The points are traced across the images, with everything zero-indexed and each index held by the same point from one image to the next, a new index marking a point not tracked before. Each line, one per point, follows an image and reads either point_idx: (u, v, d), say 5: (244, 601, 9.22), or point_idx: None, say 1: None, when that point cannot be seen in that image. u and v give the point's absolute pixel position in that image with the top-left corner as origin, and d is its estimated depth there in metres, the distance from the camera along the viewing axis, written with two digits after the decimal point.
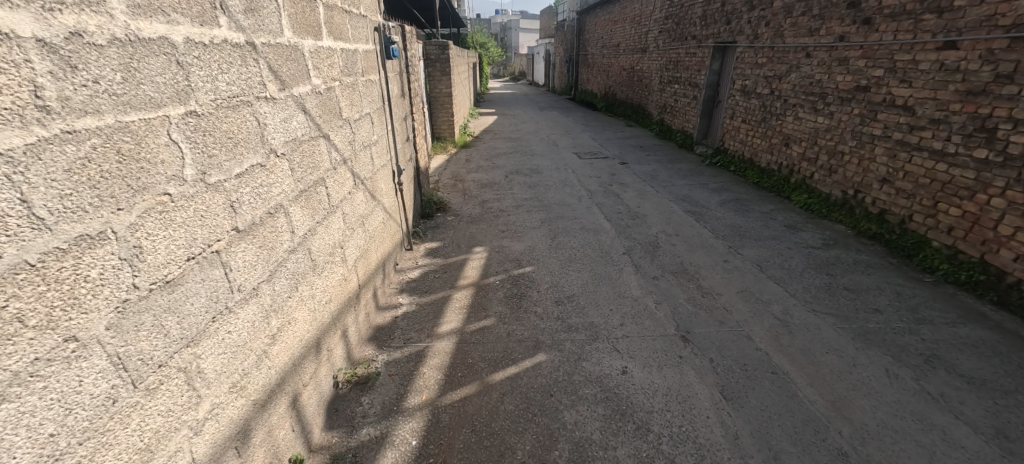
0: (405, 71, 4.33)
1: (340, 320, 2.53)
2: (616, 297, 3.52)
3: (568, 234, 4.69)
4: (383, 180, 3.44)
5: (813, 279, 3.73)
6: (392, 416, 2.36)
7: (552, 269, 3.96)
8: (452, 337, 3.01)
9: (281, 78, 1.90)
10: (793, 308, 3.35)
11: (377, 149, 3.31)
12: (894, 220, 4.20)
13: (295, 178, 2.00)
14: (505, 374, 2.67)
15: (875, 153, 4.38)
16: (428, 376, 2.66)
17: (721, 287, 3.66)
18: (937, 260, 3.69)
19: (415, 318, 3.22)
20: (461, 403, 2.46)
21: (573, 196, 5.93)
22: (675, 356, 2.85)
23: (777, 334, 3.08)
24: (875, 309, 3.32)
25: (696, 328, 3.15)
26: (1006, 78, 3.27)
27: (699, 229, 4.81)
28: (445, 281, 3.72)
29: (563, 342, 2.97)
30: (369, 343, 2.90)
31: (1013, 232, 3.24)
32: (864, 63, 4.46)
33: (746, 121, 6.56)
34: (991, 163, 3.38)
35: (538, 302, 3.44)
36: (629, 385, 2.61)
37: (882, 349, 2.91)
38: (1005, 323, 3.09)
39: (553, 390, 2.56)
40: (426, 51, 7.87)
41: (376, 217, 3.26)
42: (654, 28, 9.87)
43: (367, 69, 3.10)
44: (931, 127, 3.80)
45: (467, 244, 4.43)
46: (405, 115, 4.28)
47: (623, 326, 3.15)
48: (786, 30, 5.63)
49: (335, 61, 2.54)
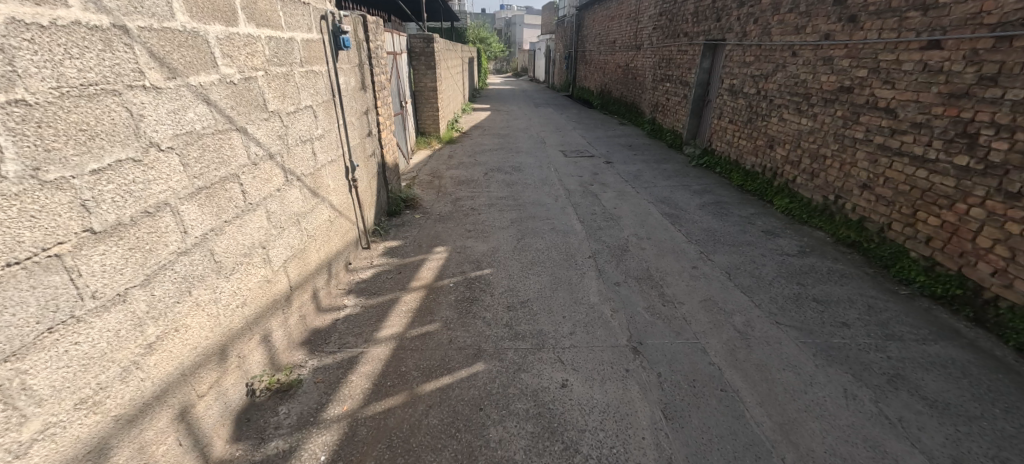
0: (368, 64, 4.17)
1: (260, 324, 2.39)
2: (572, 303, 3.36)
3: (536, 236, 4.53)
4: (330, 176, 3.29)
5: (782, 289, 3.55)
6: (305, 428, 2.23)
7: (512, 272, 3.80)
8: (390, 343, 2.87)
9: (169, 66, 1.76)
10: (755, 320, 3.18)
11: (322, 144, 3.16)
12: (873, 228, 4.00)
13: (189, 174, 1.87)
14: (437, 385, 2.53)
15: (857, 157, 4.18)
16: (355, 384, 2.52)
17: (685, 295, 3.48)
18: (914, 272, 3.50)
19: (356, 321, 3.08)
20: (383, 415, 2.32)
21: (549, 195, 5.76)
22: (621, 370, 2.69)
23: (733, 348, 2.91)
24: (842, 323, 3.14)
25: (649, 338, 2.98)
26: (989, 81, 3.07)
27: (673, 233, 4.62)
28: (397, 282, 3.58)
29: (505, 351, 2.82)
30: (301, 348, 2.76)
31: (991, 245, 3.05)
32: (848, 62, 4.26)
33: (732, 121, 6.35)
34: (971, 170, 3.18)
35: (488, 307, 3.28)
36: (565, 400, 2.45)
37: (842, 367, 2.74)
38: (979, 341, 2.91)
39: (483, 403, 2.41)
40: (410, 44, 7.70)
41: (318, 215, 3.11)
42: (648, 25, 9.64)
43: (309, 59, 2.95)
44: (913, 131, 3.60)
45: (429, 243, 4.28)
46: (367, 109, 4.12)
47: (573, 335, 2.99)
48: (773, 27, 5.41)
49: (260, 50, 2.40)
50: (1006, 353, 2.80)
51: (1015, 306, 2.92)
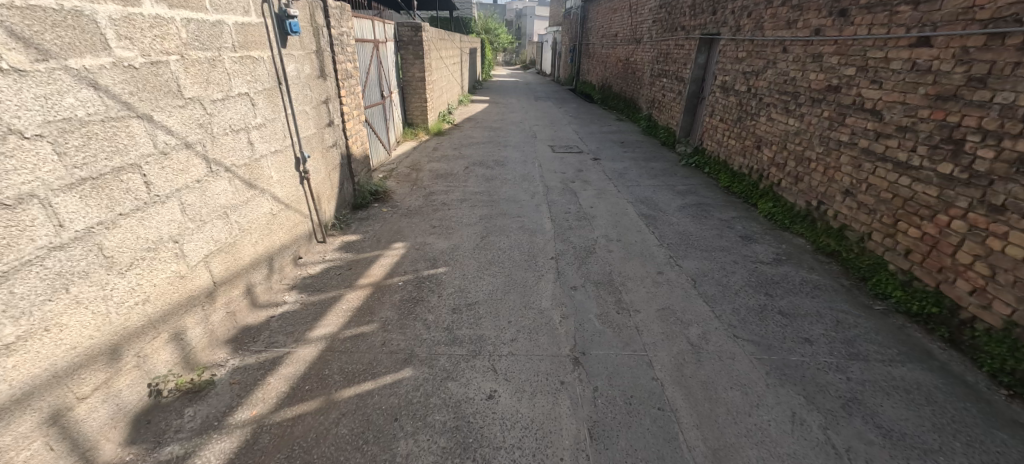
0: (330, 51, 4.02)
1: (169, 321, 2.29)
2: (521, 308, 3.20)
3: (501, 234, 4.37)
4: (273, 168, 3.16)
5: (748, 300, 3.35)
6: (207, 432, 2.13)
7: (467, 272, 3.65)
8: (319, 344, 2.75)
9: (39, 46, 1.64)
10: (712, 332, 2.99)
11: (263, 134, 3.03)
12: (853, 237, 3.77)
13: (67, 164, 1.76)
14: (356, 391, 2.41)
15: (841, 161, 3.93)
16: (272, 387, 2.41)
17: (642, 303, 3.30)
18: (891, 287, 3.28)
19: (291, 319, 2.96)
20: (292, 422, 2.21)
21: (526, 192, 5.58)
22: (555, 382, 2.53)
23: (682, 362, 2.72)
24: (805, 339, 2.94)
25: (594, 349, 2.81)
26: (978, 82, 2.81)
27: (646, 235, 4.43)
28: (345, 279, 3.45)
29: (437, 357, 2.69)
30: (224, 346, 2.65)
31: (971, 261, 2.82)
32: (837, 59, 3.99)
33: (723, 119, 6.08)
34: (954, 179, 2.94)
35: (432, 309, 3.14)
36: (488, 414, 2.31)
37: (795, 388, 2.55)
38: (951, 365, 2.70)
39: (400, 413, 2.28)
40: (398, 33, 7.52)
41: (257, 208, 2.99)
42: (648, 18, 9.33)
43: (244, 44, 2.81)
44: (898, 135, 3.35)
45: (389, 239, 4.14)
46: (327, 98, 3.98)
47: (514, 342, 2.84)
48: (766, 21, 5.13)
49: (175, 33, 2.27)
50: (978, 379, 2.58)
51: (992, 329, 2.70)
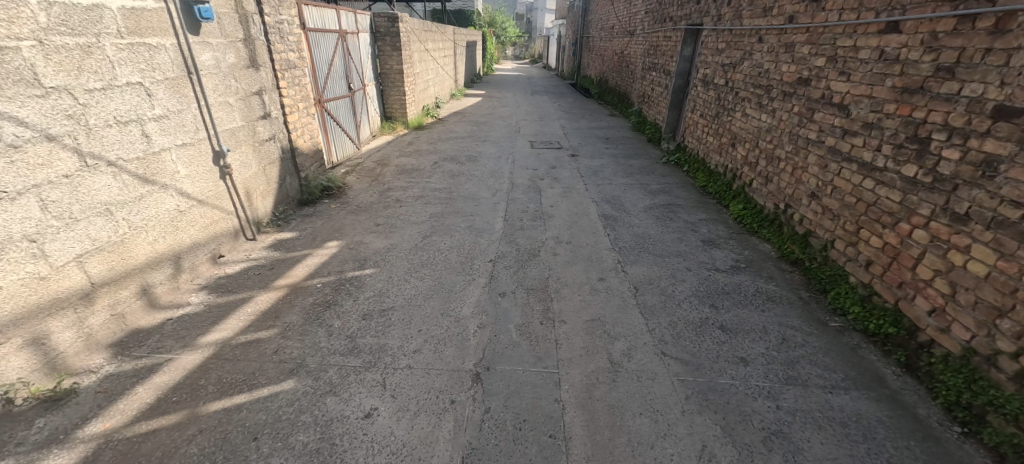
0: (264, 40, 3.85)
1: (24, 326, 2.15)
2: (438, 315, 2.97)
3: (445, 233, 4.14)
4: (179, 162, 3.00)
5: (689, 312, 3.06)
6: (48, 446, 1.98)
7: (393, 274, 3.44)
8: (207, 350, 2.58)
9: None
10: (638, 349, 2.72)
11: (165, 126, 2.87)
12: (817, 245, 3.44)
13: None
14: (225, 404, 2.23)
15: (808, 161, 3.58)
16: (137, 398, 2.25)
17: (571, 313, 3.03)
18: (849, 302, 2.95)
19: (189, 322, 2.79)
20: (144, 437, 2.05)
21: (489, 189, 5.34)
22: (445, 401, 2.31)
23: (593, 382, 2.46)
24: (740, 359, 2.64)
25: (501, 364, 2.57)
26: (947, 72, 2.44)
27: (600, 237, 4.14)
28: (262, 279, 3.28)
29: (327, 368, 2.49)
30: (105, 350, 2.50)
31: (931, 277, 2.48)
32: (808, 49, 3.62)
33: (704, 114, 5.72)
34: (918, 183, 2.59)
35: (342, 315, 2.95)
36: (357, 436, 2.10)
37: (714, 417, 2.26)
38: (902, 395, 2.36)
39: (261, 432, 2.09)
40: (374, 23, 7.33)
41: (157, 204, 2.84)
42: (641, 9, 8.95)
43: (135, 30, 2.65)
44: (864, 133, 3.00)
45: (325, 237, 3.96)
46: (259, 89, 3.80)
47: (417, 353, 2.63)
48: (744, 9, 4.75)
49: (32, 16, 2.11)
50: (931, 412, 2.25)
51: (950, 356, 2.37)
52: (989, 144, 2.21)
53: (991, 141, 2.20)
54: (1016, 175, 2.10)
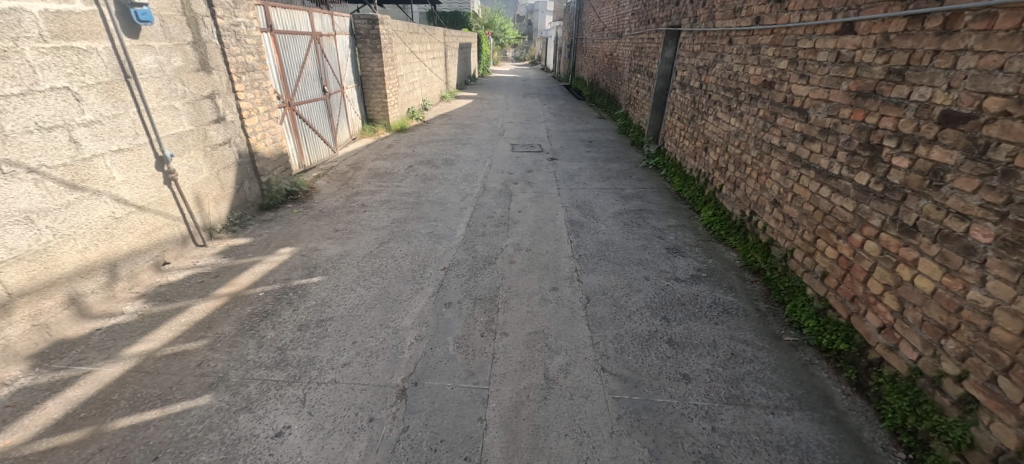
0: (217, 43, 3.80)
1: None
2: (376, 326, 2.89)
3: (403, 240, 4.06)
4: (114, 168, 2.93)
5: (638, 325, 2.94)
6: None
7: (341, 282, 3.36)
8: (130, 362, 2.51)
9: None
10: (578, 363, 2.61)
11: (97, 131, 2.81)
12: (778, 255, 3.31)
13: None
14: (133, 421, 2.15)
15: (772, 167, 3.45)
16: (45, 412, 2.18)
17: (515, 325, 2.93)
18: (805, 315, 2.82)
19: (118, 332, 2.72)
20: (41, 455, 1.97)
21: (459, 193, 5.25)
22: (363, 418, 2.21)
23: (522, 400, 2.35)
24: (682, 376, 2.51)
25: (430, 378, 2.47)
26: (897, 76, 2.31)
27: (562, 244, 4.03)
28: (204, 287, 3.20)
29: (249, 382, 2.40)
30: (23, 362, 2.43)
31: (881, 291, 2.35)
32: (772, 51, 3.50)
33: (681, 118, 5.60)
34: (870, 192, 2.45)
35: (277, 325, 2.86)
36: (263, 456, 2.01)
37: (643, 439, 2.14)
38: (848, 417, 2.22)
39: (163, 451, 2.01)
40: (355, 26, 7.29)
41: (88, 212, 2.78)
42: (628, 10, 8.85)
43: (62, 34, 2.60)
44: (821, 138, 2.87)
45: (278, 243, 3.89)
46: (212, 92, 3.75)
47: (346, 367, 2.54)
48: (717, 11, 4.63)
49: None
50: (875, 437, 2.11)
51: (897, 375, 2.24)
52: (936, 152, 2.08)
53: (938, 149, 2.07)
54: (962, 185, 1.96)
